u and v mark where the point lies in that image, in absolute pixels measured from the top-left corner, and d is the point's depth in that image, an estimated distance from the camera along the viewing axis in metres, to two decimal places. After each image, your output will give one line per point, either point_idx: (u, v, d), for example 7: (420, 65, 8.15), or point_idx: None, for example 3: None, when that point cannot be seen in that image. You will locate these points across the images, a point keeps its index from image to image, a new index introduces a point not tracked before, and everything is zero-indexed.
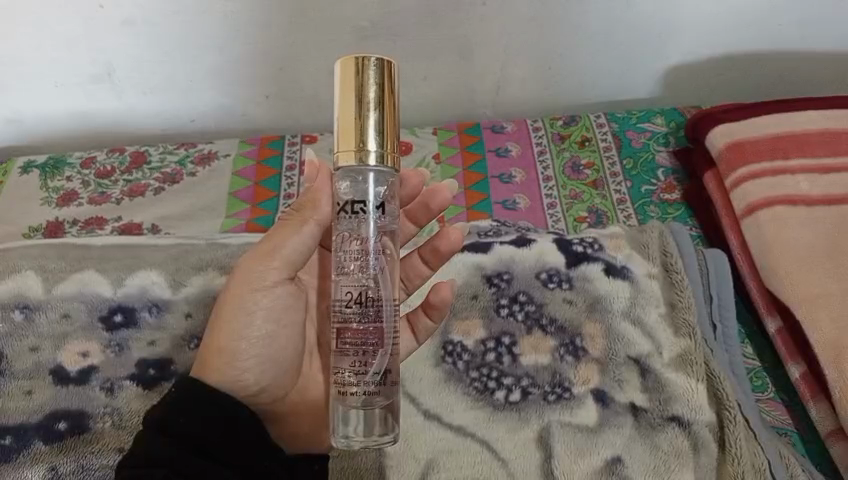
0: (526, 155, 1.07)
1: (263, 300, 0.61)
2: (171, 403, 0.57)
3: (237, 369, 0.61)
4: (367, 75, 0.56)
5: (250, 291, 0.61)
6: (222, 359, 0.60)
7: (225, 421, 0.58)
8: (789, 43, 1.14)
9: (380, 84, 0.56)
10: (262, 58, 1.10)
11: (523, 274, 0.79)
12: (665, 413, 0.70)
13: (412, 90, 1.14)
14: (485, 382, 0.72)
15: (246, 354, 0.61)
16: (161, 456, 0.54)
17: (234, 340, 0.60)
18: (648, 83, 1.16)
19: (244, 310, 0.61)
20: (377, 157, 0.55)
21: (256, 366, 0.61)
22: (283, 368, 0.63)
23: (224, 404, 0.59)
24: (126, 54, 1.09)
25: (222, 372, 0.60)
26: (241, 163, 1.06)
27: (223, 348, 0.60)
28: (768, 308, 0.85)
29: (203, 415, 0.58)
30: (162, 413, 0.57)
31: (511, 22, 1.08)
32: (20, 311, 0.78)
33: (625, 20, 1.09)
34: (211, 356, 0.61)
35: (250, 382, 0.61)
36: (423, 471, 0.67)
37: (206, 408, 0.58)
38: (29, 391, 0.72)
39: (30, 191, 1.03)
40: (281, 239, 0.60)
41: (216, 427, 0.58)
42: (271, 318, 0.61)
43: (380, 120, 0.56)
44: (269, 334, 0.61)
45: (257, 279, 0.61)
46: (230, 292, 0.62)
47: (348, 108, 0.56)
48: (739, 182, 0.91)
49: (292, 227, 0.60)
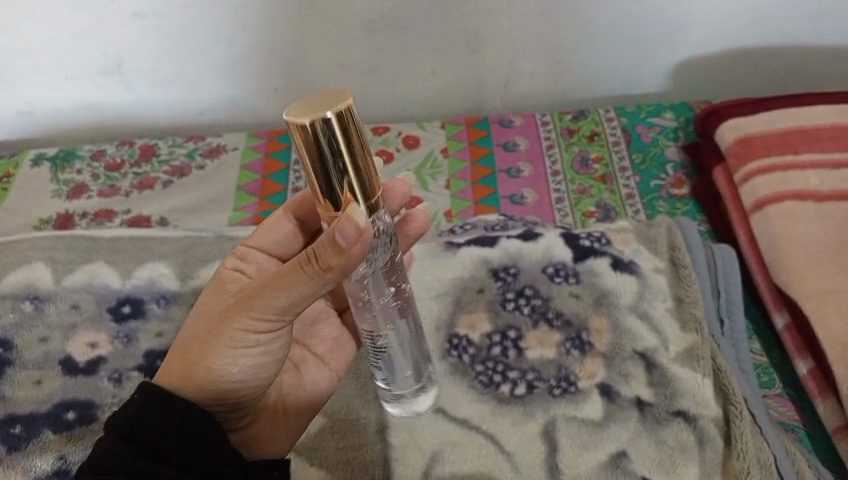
0: (534, 151, 1.06)
1: (267, 339, 0.56)
2: (132, 407, 0.54)
3: (219, 390, 0.57)
4: (332, 139, 0.48)
5: (252, 332, 0.55)
6: (206, 378, 0.57)
7: (189, 429, 0.54)
8: (804, 35, 1.12)
9: (348, 140, 0.48)
10: (272, 52, 1.10)
11: (529, 268, 0.79)
12: (671, 408, 0.69)
13: (420, 84, 1.14)
14: (491, 376, 0.72)
15: (234, 378, 0.57)
16: (117, 464, 0.51)
17: (228, 365, 0.57)
18: (657, 77, 1.16)
19: (239, 343, 0.56)
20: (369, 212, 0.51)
21: (239, 389, 0.58)
22: (264, 386, 0.60)
23: (188, 412, 0.55)
24: (137, 47, 1.09)
25: (207, 391, 0.57)
26: (248, 156, 1.07)
27: (213, 370, 0.57)
28: (776, 304, 0.84)
29: (164, 421, 0.54)
30: (122, 418, 0.54)
31: (519, 15, 1.07)
32: (30, 302, 0.79)
33: (634, 15, 1.08)
34: (196, 369, 0.57)
35: (228, 400, 0.59)
36: (427, 463, 0.67)
37: (169, 415, 0.54)
38: (38, 380, 0.73)
39: (40, 183, 1.04)
40: (291, 284, 0.52)
41: (177, 435, 0.54)
42: (268, 352, 0.58)
43: (362, 177, 0.50)
44: (262, 365, 0.58)
45: (262, 321, 0.55)
46: (229, 312, 0.56)
47: (327, 177, 0.49)
48: (748, 177, 0.91)
49: (309, 281, 0.51)
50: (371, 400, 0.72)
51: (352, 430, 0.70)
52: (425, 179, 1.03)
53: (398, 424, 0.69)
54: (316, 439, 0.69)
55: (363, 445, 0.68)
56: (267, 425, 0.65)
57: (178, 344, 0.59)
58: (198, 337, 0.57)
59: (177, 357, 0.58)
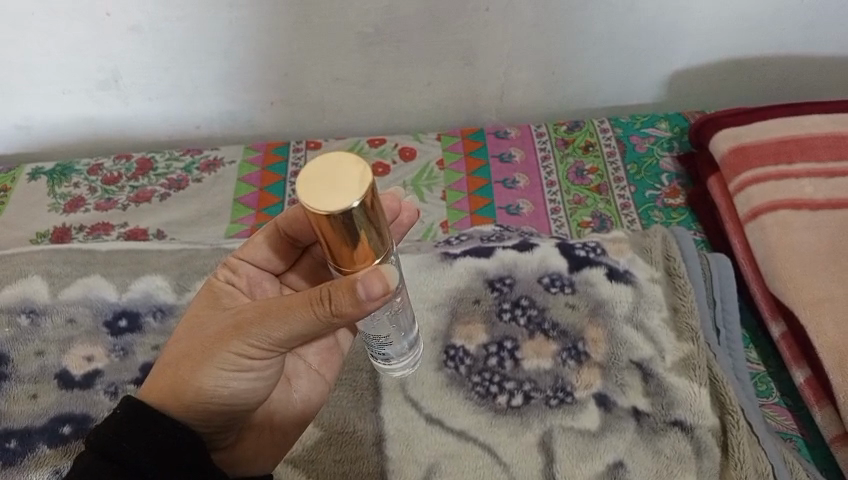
0: (530, 162, 1.07)
1: (261, 366, 0.57)
2: (116, 424, 0.53)
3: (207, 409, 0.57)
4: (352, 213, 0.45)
5: (248, 360, 0.56)
6: (196, 398, 0.56)
7: (172, 449, 0.54)
8: (797, 45, 1.13)
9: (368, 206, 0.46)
10: (270, 65, 1.11)
11: (525, 278, 0.79)
12: (667, 417, 0.69)
13: (416, 95, 1.15)
14: (487, 387, 0.72)
15: (223, 400, 0.57)
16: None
17: (220, 388, 0.57)
18: (650, 87, 1.17)
19: (233, 367, 0.56)
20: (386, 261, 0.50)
21: (228, 410, 0.58)
22: (252, 407, 0.60)
23: (173, 431, 0.54)
24: (134, 60, 1.09)
25: (196, 411, 0.57)
26: (245, 169, 1.07)
27: (204, 391, 0.56)
28: (772, 313, 0.84)
29: (149, 440, 0.53)
30: (106, 434, 0.52)
31: (514, 26, 1.07)
32: (25, 316, 0.79)
33: (629, 26, 1.08)
34: (185, 388, 0.56)
35: (216, 420, 0.59)
36: (424, 475, 0.67)
37: (153, 434, 0.53)
38: (33, 395, 0.73)
39: (37, 196, 1.04)
40: (288, 314, 0.52)
41: (161, 455, 0.53)
42: (262, 377, 0.58)
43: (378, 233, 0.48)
44: (253, 390, 0.58)
45: (260, 348, 0.55)
46: (225, 335, 0.56)
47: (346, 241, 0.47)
48: (743, 186, 0.91)
49: (313, 318, 0.52)
50: (368, 412, 0.71)
51: (348, 443, 0.69)
52: (421, 190, 1.04)
53: (395, 435, 0.69)
54: (313, 451, 0.69)
55: (360, 457, 0.68)
56: (252, 438, 0.64)
57: (165, 359, 0.58)
58: (190, 355, 0.57)
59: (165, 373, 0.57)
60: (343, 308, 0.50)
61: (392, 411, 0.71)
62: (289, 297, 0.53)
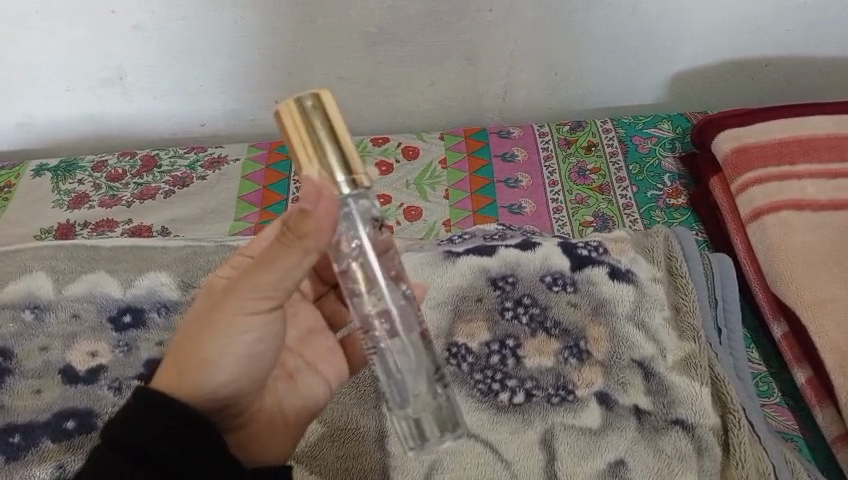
0: (532, 161, 1.07)
1: (259, 325, 0.56)
2: (128, 415, 0.52)
3: (211, 380, 0.56)
4: (309, 116, 0.51)
5: (243, 316, 0.55)
6: (199, 367, 0.56)
7: (187, 435, 0.53)
8: (799, 46, 1.14)
9: (325, 116, 0.51)
10: (272, 64, 1.11)
11: (527, 277, 0.80)
12: (668, 416, 0.70)
13: (419, 95, 1.15)
14: (489, 384, 0.73)
15: (231, 366, 0.57)
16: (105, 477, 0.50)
17: (222, 353, 0.56)
18: (653, 88, 1.17)
19: (232, 328, 0.55)
20: (349, 183, 0.50)
21: (234, 380, 0.57)
22: (260, 376, 0.59)
23: (186, 415, 0.53)
24: (137, 60, 1.10)
25: (203, 384, 0.56)
26: (249, 167, 1.07)
27: (208, 362, 0.56)
28: (774, 313, 0.84)
29: (163, 428, 0.52)
30: (119, 427, 0.52)
31: (516, 27, 1.08)
32: (30, 311, 0.79)
33: (631, 27, 1.09)
34: (189, 359, 0.56)
35: (224, 393, 0.57)
36: (426, 472, 0.67)
37: (166, 421, 0.52)
38: (38, 390, 0.73)
39: (41, 193, 1.05)
40: (273, 260, 0.52)
41: (176, 443, 0.52)
42: (265, 339, 0.57)
43: (339, 147, 0.51)
44: (257, 352, 0.57)
45: (254, 301, 0.55)
46: (217, 301, 0.56)
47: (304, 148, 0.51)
48: (745, 187, 0.91)
49: (292, 253, 0.52)
50: (370, 408, 0.72)
51: (351, 439, 0.70)
52: (424, 189, 1.04)
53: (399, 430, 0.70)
54: (316, 448, 0.69)
55: (362, 454, 0.69)
56: (266, 428, 0.62)
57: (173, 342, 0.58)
58: (188, 333, 0.57)
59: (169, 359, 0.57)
60: (308, 229, 0.50)
61: None
62: (269, 246, 0.53)
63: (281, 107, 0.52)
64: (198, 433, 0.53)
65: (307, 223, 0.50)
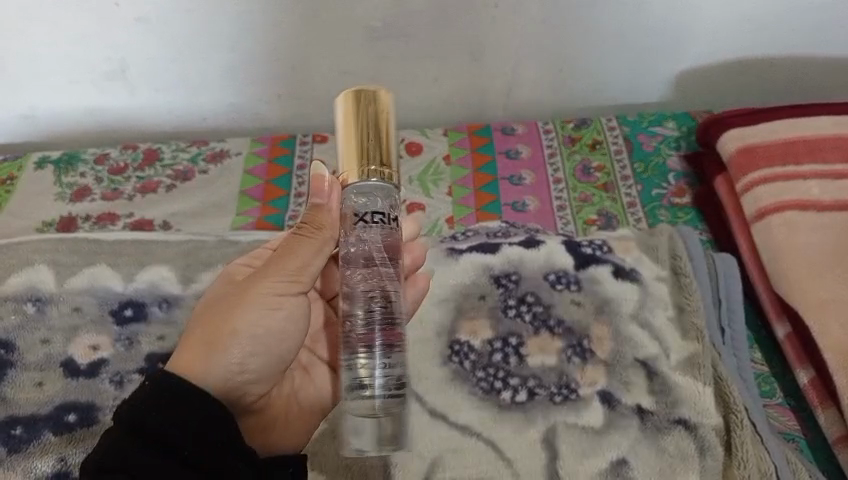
0: (536, 159, 1.07)
1: (284, 314, 0.61)
2: (142, 399, 0.54)
3: (242, 352, 0.59)
4: (363, 108, 0.59)
5: (271, 302, 0.60)
6: (232, 338, 0.59)
7: (198, 422, 0.54)
8: (805, 45, 1.13)
9: (377, 112, 0.59)
10: (275, 58, 1.11)
11: (531, 275, 0.79)
12: (671, 416, 0.69)
13: (423, 91, 1.15)
14: (492, 382, 0.72)
15: (260, 343, 0.60)
16: (119, 457, 0.51)
17: (256, 326, 0.60)
18: (657, 86, 1.17)
19: (264, 305, 0.60)
20: (378, 175, 0.58)
21: (261, 357, 0.61)
22: (281, 362, 0.63)
23: (198, 403, 0.54)
24: (140, 52, 1.10)
25: (236, 353, 0.59)
26: (251, 161, 1.07)
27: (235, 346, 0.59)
28: (777, 313, 0.84)
29: (176, 414, 0.53)
30: (133, 410, 0.53)
31: (521, 23, 1.07)
32: (32, 304, 0.79)
33: (637, 25, 1.09)
34: (223, 332, 0.59)
35: (252, 368, 0.60)
36: (428, 469, 0.67)
37: (179, 406, 0.54)
38: (39, 382, 0.73)
39: (43, 185, 1.04)
40: (294, 249, 0.61)
41: (186, 429, 0.53)
42: (292, 320, 0.62)
43: (378, 142, 0.58)
44: (284, 332, 0.62)
45: (284, 283, 0.60)
46: (243, 288, 0.61)
47: (350, 134, 0.58)
48: (749, 187, 0.91)
49: (307, 247, 0.60)
50: None
51: None
52: (426, 186, 1.03)
53: None
54: (317, 444, 0.69)
55: None
56: (280, 422, 0.65)
57: (196, 322, 0.61)
58: (211, 317, 0.60)
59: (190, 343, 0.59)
60: (323, 220, 0.60)
61: None
62: (287, 239, 0.62)
63: (342, 94, 0.60)
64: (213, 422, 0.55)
65: (326, 214, 0.60)
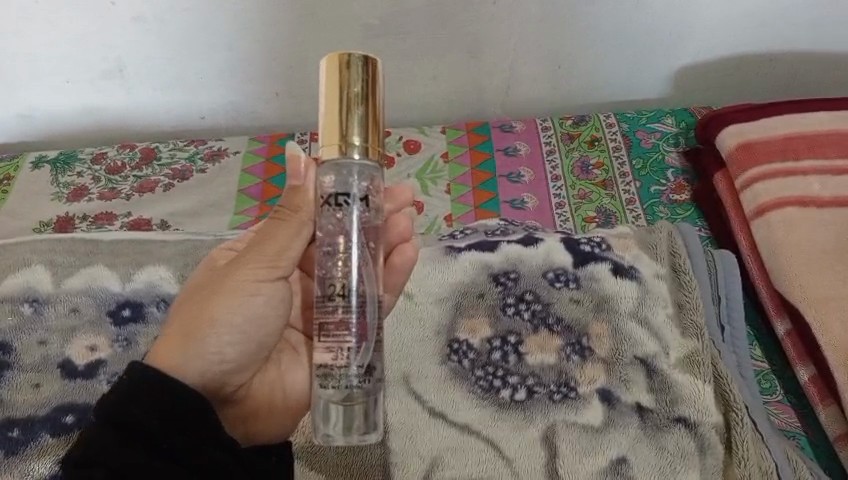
0: (534, 155, 1.06)
1: (263, 300, 0.59)
2: (121, 391, 0.52)
3: (218, 341, 0.58)
4: (350, 76, 0.55)
5: (250, 287, 0.59)
6: (207, 327, 0.58)
7: (178, 413, 0.53)
8: (803, 41, 1.13)
9: (364, 82, 0.56)
10: (273, 57, 1.10)
11: (529, 273, 0.79)
12: (671, 414, 0.69)
13: (422, 88, 1.14)
14: (491, 381, 0.72)
15: (238, 331, 0.59)
16: (99, 451, 0.50)
17: (230, 314, 0.59)
18: (657, 83, 1.16)
19: (242, 290, 0.59)
20: (361, 151, 0.55)
21: (240, 344, 0.59)
22: (263, 346, 0.61)
23: (179, 394, 0.53)
24: (138, 51, 1.09)
25: (210, 344, 0.58)
26: (249, 160, 1.07)
27: (212, 334, 0.58)
28: (777, 310, 0.84)
29: (155, 405, 0.52)
30: (111, 403, 0.52)
31: (519, 20, 1.07)
32: (29, 305, 0.79)
33: (634, 20, 1.09)
34: (197, 323, 0.58)
35: (229, 357, 0.59)
36: (428, 468, 0.67)
37: (158, 397, 0.53)
38: (36, 384, 0.72)
39: (41, 185, 1.04)
40: (274, 230, 0.59)
41: (166, 420, 0.52)
42: (271, 304, 0.60)
43: (364, 114, 0.55)
44: (263, 317, 0.60)
45: (261, 266, 0.59)
46: (224, 272, 0.60)
47: (333, 104, 0.55)
48: (749, 183, 0.90)
49: (286, 225, 0.58)
50: None
51: None
52: (424, 184, 1.03)
53: (400, 427, 0.70)
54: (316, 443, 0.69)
55: (363, 449, 0.68)
56: (264, 410, 0.64)
57: (178, 313, 0.61)
58: (189, 309, 0.59)
59: (167, 335, 0.59)
60: (301, 201, 0.57)
61: (395, 404, 0.71)
62: (267, 222, 0.60)
63: (327, 59, 0.56)
64: (196, 413, 0.54)
65: (303, 196, 0.57)
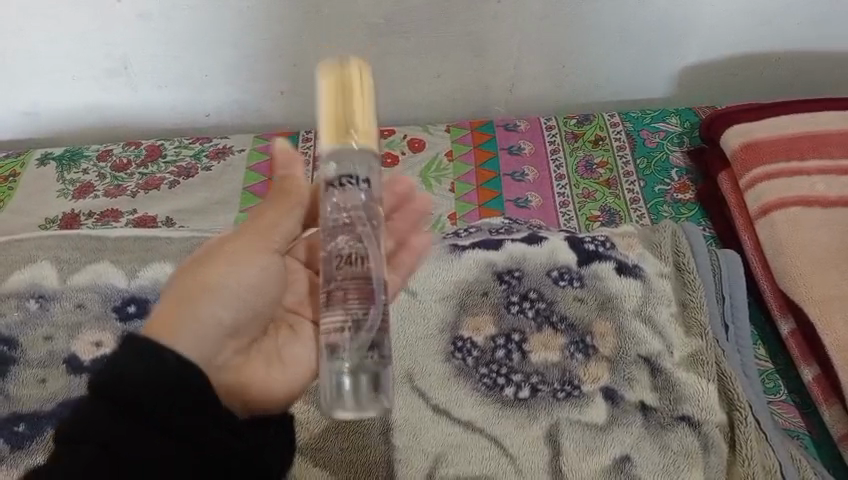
0: (538, 154, 1.07)
1: (259, 268, 0.60)
2: (116, 362, 0.51)
3: (216, 302, 0.58)
4: (343, 70, 0.55)
5: (247, 255, 0.60)
6: (205, 289, 0.58)
7: (173, 388, 0.51)
8: (808, 40, 1.13)
9: (358, 75, 0.55)
10: (277, 55, 1.10)
11: (533, 271, 0.79)
12: (675, 412, 0.69)
13: (426, 86, 1.14)
14: (494, 378, 0.72)
15: (234, 294, 0.58)
16: (90, 424, 0.49)
17: (228, 276, 0.58)
18: (661, 81, 1.16)
19: (239, 256, 0.59)
20: (359, 140, 0.54)
21: (238, 309, 0.59)
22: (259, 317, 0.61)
23: (175, 370, 0.51)
24: (142, 49, 1.09)
25: (208, 303, 0.57)
26: (254, 157, 1.07)
27: (208, 301, 0.57)
28: (781, 309, 0.84)
29: (150, 378, 0.50)
30: (105, 374, 0.50)
31: (524, 19, 1.07)
32: (34, 301, 0.79)
33: (640, 20, 1.08)
34: (195, 285, 0.58)
35: (227, 319, 0.58)
36: (432, 464, 0.67)
37: (154, 371, 0.51)
38: (43, 379, 0.73)
39: (46, 182, 1.04)
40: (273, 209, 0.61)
41: (161, 394, 0.50)
42: (268, 272, 0.60)
43: (359, 105, 0.54)
44: (259, 285, 0.60)
45: (260, 237, 0.60)
46: (221, 244, 0.60)
47: (329, 96, 0.54)
48: (754, 182, 0.90)
49: (289, 198, 0.60)
50: None
51: (355, 431, 0.69)
52: (429, 182, 1.03)
53: (405, 425, 0.70)
54: (321, 440, 0.69)
55: (367, 446, 0.68)
56: (261, 388, 0.59)
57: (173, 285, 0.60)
58: (185, 276, 0.59)
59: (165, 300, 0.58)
60: (293, 185, 0.60)
61: (399, 401, 0.71)
62: (265, 201, 0.61)
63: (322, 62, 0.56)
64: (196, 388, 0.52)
65: (291, 183, 0.60)
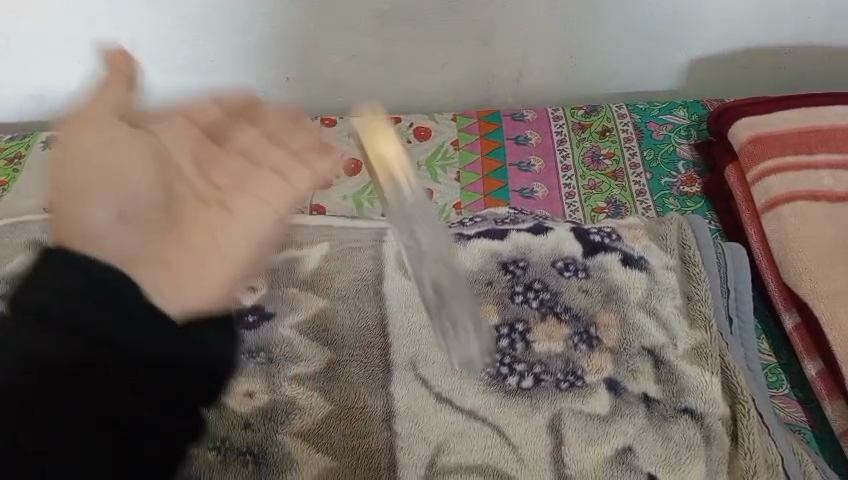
0: (545, 144, 1.06)
1: (121, 152, 0.56)
2: (38, 276, 0.48)
3: (88, 205, 0.55)
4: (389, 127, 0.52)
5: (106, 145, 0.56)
6: (72, 199, 0.55)
7: (101, 296, 0.48)
8: (819, 35, 1.12)
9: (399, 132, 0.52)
10: (285, 40, 1.10)
11: (539, 262, 0.79)
12: (678, 404, 0.69)
13: (433, 75, 1.14)
14: (498, 368, 0.72)
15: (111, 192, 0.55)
16: (21, 348, 0.46)
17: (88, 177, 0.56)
18: (670, 73, 1.15)
19: (95, 149, 0.56)
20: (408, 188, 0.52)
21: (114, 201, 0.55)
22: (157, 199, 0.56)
23: (101, 276, 0.49)
24: (149, 32, 1.09)
25: (77, 210, 0.54)
26: None
27: (85, 205, 0.55)
28: (785, 303, 0.84)
29: (75, 289, 0.48)
30: (30, 291, 0.48)
31: (533, 8, 1.06)
32: None
33: (650, 11, 1.08)
34: (64, 200, 0.55)
35: (105, 217, 0.54)
36: (434, 452, 0.67)
37: (76, 278, 0.49)
38: None
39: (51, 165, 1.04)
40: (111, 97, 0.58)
41: (91, 303, 0.48)
42: (135, 153, 0.57)
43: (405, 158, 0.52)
44: (130, 167, 0.56)
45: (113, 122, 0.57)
46: (69, 143, 0.57)
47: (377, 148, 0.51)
48: (761, 176, 0.90)
49: (112, 90, 0.58)
50: (378, 388, 0.72)
51: (359, 417, 0.70)
52: (434, 170, 1.03)
53: (407, 413, 0.70)
54: (323, 426, 0.69)
55: (369, 433, 0.69)
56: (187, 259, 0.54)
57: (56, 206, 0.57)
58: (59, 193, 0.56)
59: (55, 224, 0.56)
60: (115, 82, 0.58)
61: (403, 389, 0.72)
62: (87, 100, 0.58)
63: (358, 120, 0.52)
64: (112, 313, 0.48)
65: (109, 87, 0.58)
